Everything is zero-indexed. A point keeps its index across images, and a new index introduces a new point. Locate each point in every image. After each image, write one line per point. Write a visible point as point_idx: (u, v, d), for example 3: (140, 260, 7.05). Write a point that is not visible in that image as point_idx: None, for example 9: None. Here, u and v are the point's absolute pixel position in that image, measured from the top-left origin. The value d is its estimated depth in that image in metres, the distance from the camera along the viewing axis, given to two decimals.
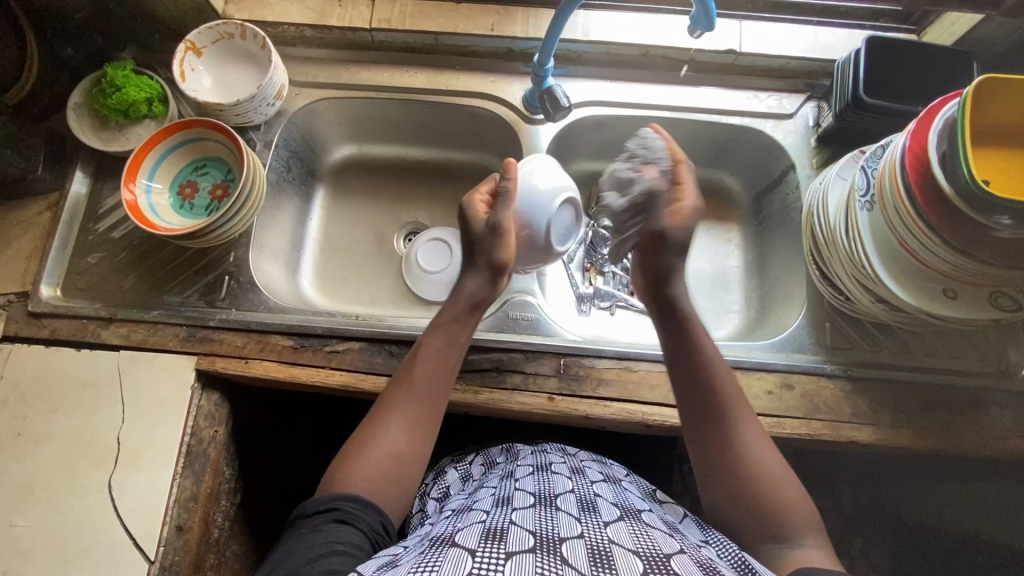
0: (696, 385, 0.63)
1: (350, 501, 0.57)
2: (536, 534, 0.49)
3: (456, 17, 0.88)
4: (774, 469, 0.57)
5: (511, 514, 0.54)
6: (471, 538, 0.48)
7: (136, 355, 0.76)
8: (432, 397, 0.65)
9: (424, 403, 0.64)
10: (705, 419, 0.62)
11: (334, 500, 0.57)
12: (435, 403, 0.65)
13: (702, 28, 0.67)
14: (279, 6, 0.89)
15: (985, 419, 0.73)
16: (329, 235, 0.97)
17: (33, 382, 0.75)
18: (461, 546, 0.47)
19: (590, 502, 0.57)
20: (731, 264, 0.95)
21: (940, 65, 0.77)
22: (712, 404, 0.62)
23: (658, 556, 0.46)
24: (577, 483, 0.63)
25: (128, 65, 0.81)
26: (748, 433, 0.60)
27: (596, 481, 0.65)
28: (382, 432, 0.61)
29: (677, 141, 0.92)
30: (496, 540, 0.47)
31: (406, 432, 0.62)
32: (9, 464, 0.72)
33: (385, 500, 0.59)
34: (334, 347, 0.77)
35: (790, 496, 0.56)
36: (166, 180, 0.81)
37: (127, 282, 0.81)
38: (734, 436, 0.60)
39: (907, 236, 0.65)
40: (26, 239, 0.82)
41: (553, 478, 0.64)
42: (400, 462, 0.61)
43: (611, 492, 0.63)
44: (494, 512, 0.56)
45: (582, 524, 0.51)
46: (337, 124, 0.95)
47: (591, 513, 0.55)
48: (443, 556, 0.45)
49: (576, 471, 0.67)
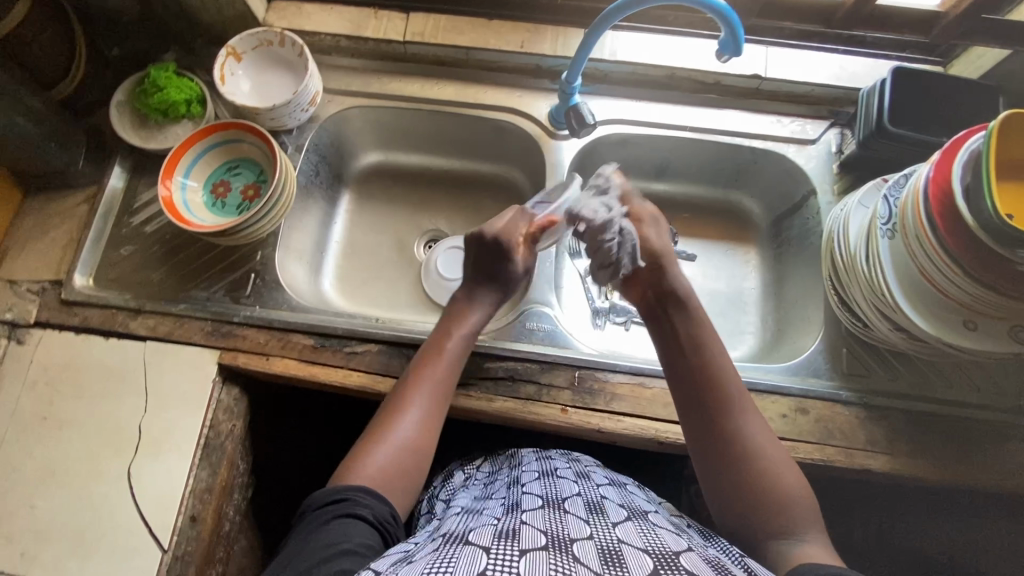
0: (695, 391, 0.65)
1: (356, 497, 0.57)
2: (548, 534, 0.49)
3: (488, 33, 0.90)
4: (769, 452, 0.59)
5: (522, 515, 0.55)
6: (484, 537, 0.49)
7: (162, 347, 0.78)
8: (442, 390, 0.68)
9: (437, 393, 0.68)
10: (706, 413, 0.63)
11: (340, 493, 0.57)
12: (444, 392, 0.68)
13: (730, 52, 0.68)
14: (317, 17, 0.92)
15: (1002, 454, 0.72)
16: (353, 239, 0.99)
17: (63, 368, 0.78)
18: (475, 544, 0.47)
19: (597, 505, 0.57)
20: (748, 285, 0.96)
21: (964, 97, 0.77)
22: (709, 407, 0.63)
23: (668, 554, 0.46)
24: (583, 487, 0.63)
25: (171, 67, 0.84)
26: (745, 422, 0.62)
27: (602, 485, 0.65)
28: (396, 424, 0.64)
29: (699, 161, 0.93)
30: (509, 539, 0.47)
31: (421, 427, 0.65)
32: (34, 446, 0.74)
33: (397, 493, 0.61)
34: (353, 348, 0.78)
35: (787, 481, 0.58)
36: (201, 179, 0.84)
37: (157, 275, 0.83)
38: (731, 429, 0.61)
39: (928, 265, 0.65)
40: (63, 230, 0.85)
41: (560, 482, 0.64)
42: (416, 455, 0.64)
43: (616, 495, 0.63)
44: (504, 516, 0.56)
45: (591, 526, 0.52)
46: (366, 131, 0.97)
47: (598, 515, 0.55)
48: (457, 552, 0.46)
49: (581, 476, 0.67)
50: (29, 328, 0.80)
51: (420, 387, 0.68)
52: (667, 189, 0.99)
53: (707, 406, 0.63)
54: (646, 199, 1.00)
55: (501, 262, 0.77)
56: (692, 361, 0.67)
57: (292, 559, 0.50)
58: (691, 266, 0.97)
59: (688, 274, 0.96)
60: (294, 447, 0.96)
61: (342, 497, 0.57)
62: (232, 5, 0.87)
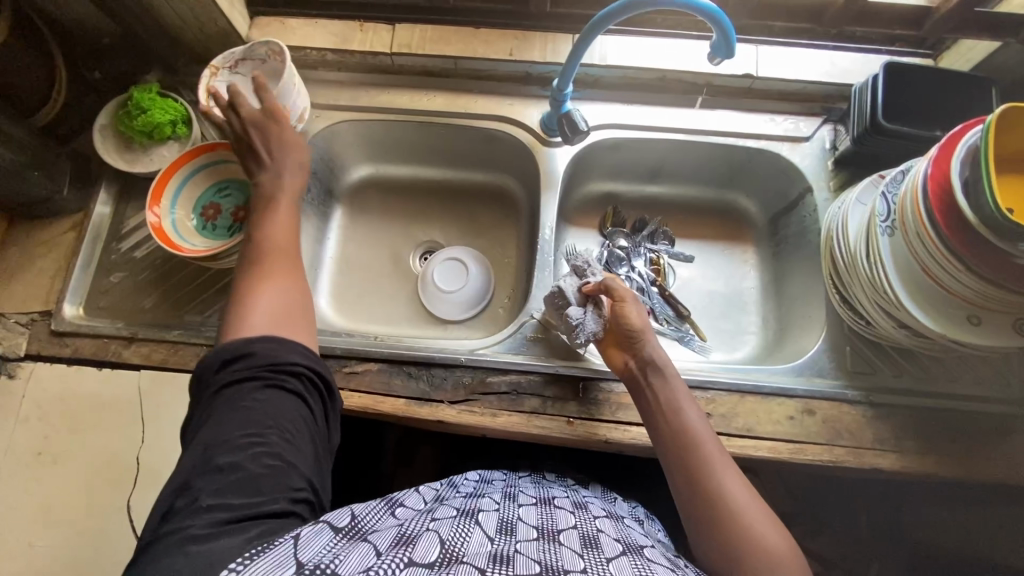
0: (672, 447, 0.60)
1: (264, 363, 0.54)
2: (542, 563, 0.48)
3: (475, 42, 0.89)
4: (748, 510, 0.55)
5: (516, 541, 0.53)
6: (479, 557, 0.48)
7: (158, 375, 0.77)
8: (291, 252, 0.66)
9: (284, 258, 0.65)
10: (691, 477, 0.58)
11: (241, 356, 0.54)
12: (288, 251, 0.65)
13: (722, 55, 0.67)
14: (302, 31, 0.91)
15: (1009, 448, 0.71)
16: (347, 254, 0.98)
17: (55, 402, 0.76)
18: (470, 565, 0.46)
19: (593, 537, 0.56)
20: (748, 285, 0.95)
21: (957, 90, 0.77)
22: (690, 465, 0.58)
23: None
24: (579, 517, 0.62)
25: (154, 88, 0.82)
26: (728, 483, 0.57)
27: (598, 517, 0.63)
28: (261, 289, 0.60)
29: (693, 163, 0.93)
30: (503, 566, 0.47)
31: (289, 286, 0.62)
32: (30, 483, 0.73)
33: (291, 335, 0.58)
34: (353, 368, 0.77)
35: (767, 538, 0.53)
36: (191, 201, 0.82)
37: (148, 302, 0.82)
38: (708, 483, 0.57)
39: (929, 261, 0.64)
40: (50, 259, 0.83)
41: (556, 513, 0.63)
42: (295, 302, 0.61)
43: (613, 528, 0.62)
44: (500, 536, 0.55)
45: (584, 560, 0.50)
46: (357, 145, 0.96)
47: (593, 548, 0.54)
48: (452, 571, 0.45)
49: (579, 506, 0.66)
50: None
51: (268, 254, 0.64)
52: (662, 191, 0.98)
53: (683, 462, 0.59)
54: (641, 202, 0.99)
55: (270, 124, 0.72)
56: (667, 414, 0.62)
57: (212, 456, 0.48)
58: (689, 267, 0.96)
59: (687, 276, 0.95)
60: None
61: (249, 359, 0.54)
62: (214, 22, 0.85)
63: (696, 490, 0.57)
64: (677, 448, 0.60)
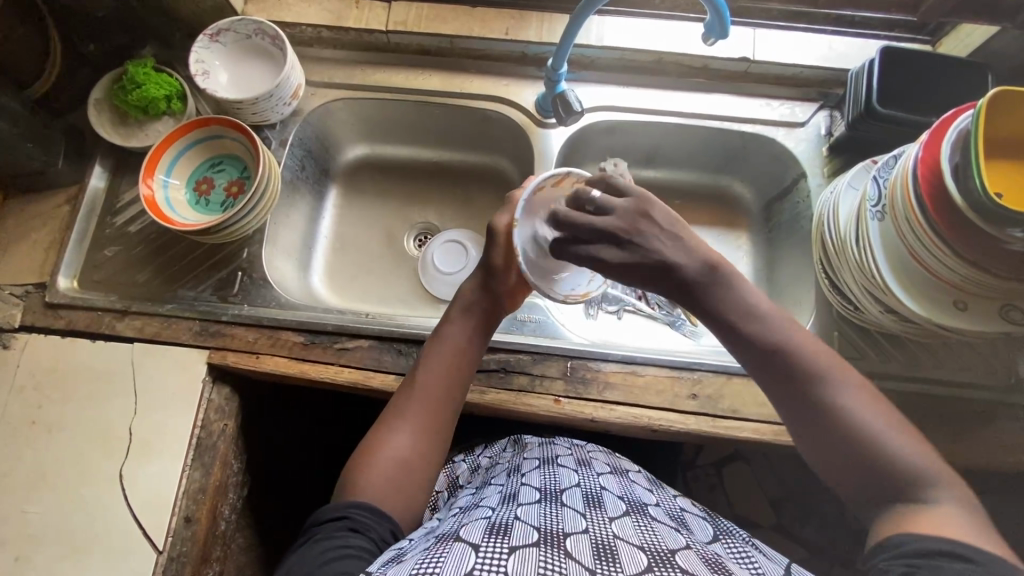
0: (791, 384, 0.54)
1: (359, 514, 0.56)
2: (541, 529, 0.50)
3: (472, 21, 0.89)
4: (881, 425, 0.51)
5: (517, 509, 0.55)
6: (475, 533, 0.49)
7: (150, 347, 0.77)
8: (437, 405, 0.65)
9: (433, 411, 0.64)
10: (802, 399, 0.54)
11: (337, 516, 0.55)
12: (438, 411, 0.64)
13: (716, 36, 0.67)
14: (297, 8, 0.90)
15: (993, 432, 0.72)
16: (341, 233, 0.98)
17: (49, 372, 0.77)
18: (465, 541, 0.48)
19: (596, 497, 0.58)
20: (740, 270, 0.95)
21: (952, 75, 0.77)
22: (795, 379, 0.54)
23: (664, 552, 0.47)
24: (582, 476, 0.64)
25: (149, 62, 0.82)
26: (846, 397, 0.52)
27: (602, 474, 0.66)
28: (388, 439, 0.62)
29: (689, 147, 0.93)
30: (500, 536, 0.48)
31: (411, 430, 0.63)
32: (24, 451, 0.74)
33: (399, 499, 0.60)
34: (344, 344, 0.78)
35: (910, 453, 0.50)
36: (183, 176, 0.83)
37: (142, 276, 0.82)
38: (839, 412, 0.52)
39: (916, 245, 0.65)
40: (45, 232, 0.84)
41: (558, 471, 0.65)
42: (416, 455, 0.62)
43: (616, 485, 0.64)
44: (500, 508, 0.57)
45: (586, 520, 0.52)
46: (350, 124, 0.96)
47: (596, 508, 0.56)
48: (447, 551, 0.46)
49: (583, 464, 0.68)
50: (14, 333, 0.79)
51: (416, 400, 0.64)
52: (657, 176, 0.98)
53: (802, 392, 0.54)
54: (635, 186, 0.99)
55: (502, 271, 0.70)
56: (790, 356, 0.55)
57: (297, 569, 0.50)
58: None
59: None
60: (286, 444, 0.95)
61: (343, 518, 0.55)
62: None
63: (797, 400, 0.54)
64: (765, 362, 0.55)
